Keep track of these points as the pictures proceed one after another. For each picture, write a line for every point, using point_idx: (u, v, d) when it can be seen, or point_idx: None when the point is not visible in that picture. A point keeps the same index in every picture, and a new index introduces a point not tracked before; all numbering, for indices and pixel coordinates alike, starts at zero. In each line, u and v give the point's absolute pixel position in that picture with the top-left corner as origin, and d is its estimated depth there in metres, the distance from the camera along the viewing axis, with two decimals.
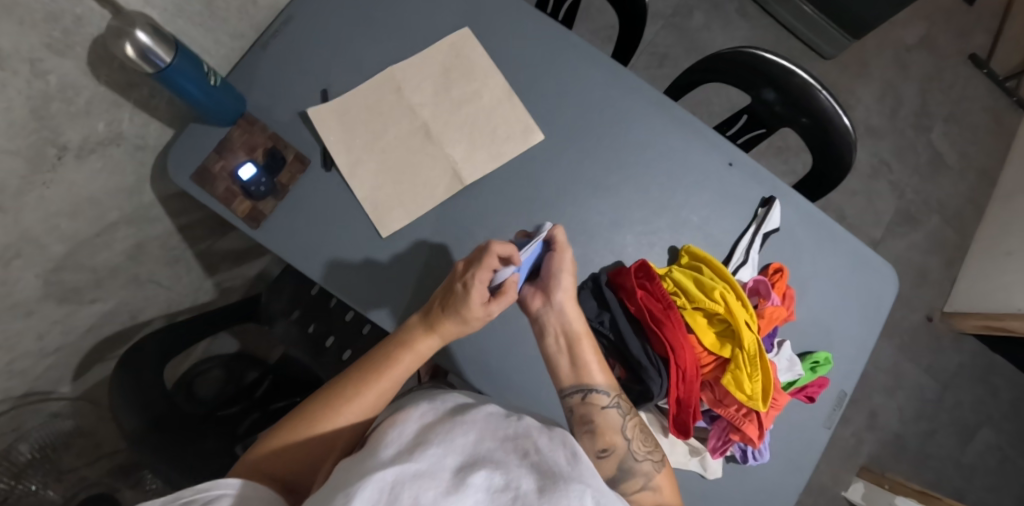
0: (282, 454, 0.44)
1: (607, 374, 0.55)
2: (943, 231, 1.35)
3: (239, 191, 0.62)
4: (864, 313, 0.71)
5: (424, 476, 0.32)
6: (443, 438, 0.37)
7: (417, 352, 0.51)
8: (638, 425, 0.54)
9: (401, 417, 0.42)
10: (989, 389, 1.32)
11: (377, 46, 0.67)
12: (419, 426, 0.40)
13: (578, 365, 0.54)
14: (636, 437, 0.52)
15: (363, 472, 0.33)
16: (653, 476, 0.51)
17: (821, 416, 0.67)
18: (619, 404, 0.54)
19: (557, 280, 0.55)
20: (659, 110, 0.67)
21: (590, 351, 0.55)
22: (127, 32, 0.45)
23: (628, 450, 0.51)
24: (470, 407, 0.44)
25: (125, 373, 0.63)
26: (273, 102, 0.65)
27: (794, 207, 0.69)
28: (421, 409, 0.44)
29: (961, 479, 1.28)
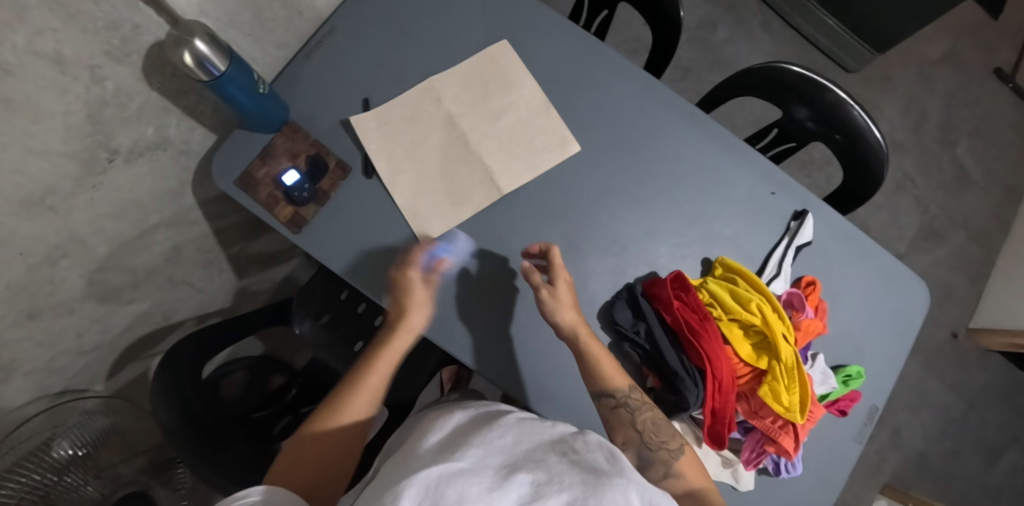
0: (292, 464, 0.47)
1: (619, 374, 0.55)
2: (969, 248, 1.34)
3: (281, 197, 0.64)
4: (895, 328, 0.70)
5: (468, 473, 0.32)
6: (484, 437, 0.38)
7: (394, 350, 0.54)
8: (651, 417, 0.54)
9: (440, 417, 0.44)
10: (1014, 409, 1.30)
11: (415, 57, 0.69)
12: (458, 427, 0.41)
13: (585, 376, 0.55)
14: (647, 430, 0.53)
15: (408, 471, 0.33)
16: (672, 464, 0.51)
17: (851, 430, 0.67)
18: (629, 400, 0.54)
19: (544, 310, 0.57)
20: (694, 124, 0.68)
21: (595, 361, 0.55)
22: (185, 41, 0.47)
23: (641, 442, 0.52)
24: (508, 410, 0.45)
25: (162, 374, 0.64)
26: (316, 111, 0.67)
27: (826, 221, 0.69)
28: (458, 415, 0.44)
29: (987, 500, 1.26)
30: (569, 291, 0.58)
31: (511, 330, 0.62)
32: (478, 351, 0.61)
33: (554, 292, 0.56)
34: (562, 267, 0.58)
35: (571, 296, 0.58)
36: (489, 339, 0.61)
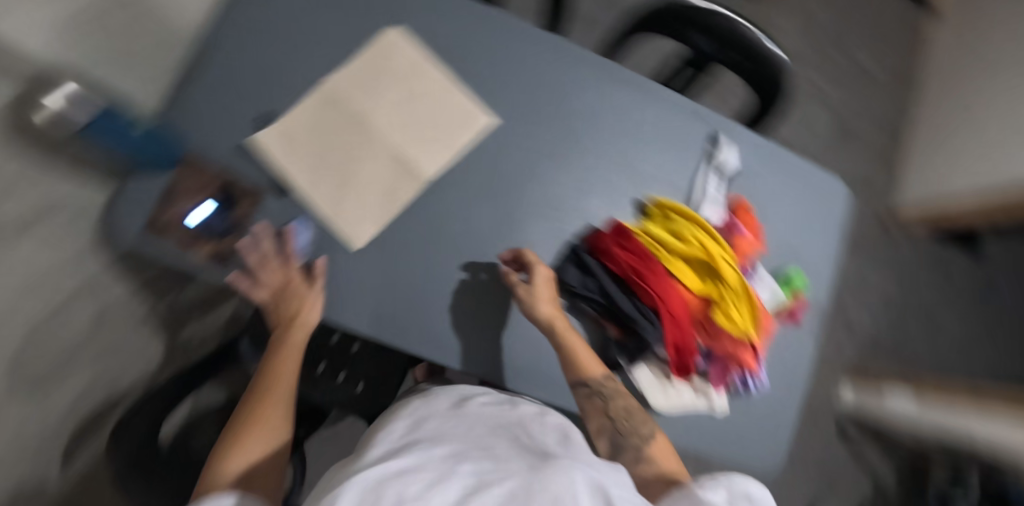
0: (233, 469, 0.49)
1: (596, 363, 0.57)
2: (878, 140, 1.43)
3: (197, 236, 0.60)
4: (821, 225, 0.75)
5: (408, 473, 0.32)
6: (428, 442, 0.38)
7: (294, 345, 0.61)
8: (622, 403, 0.56)
9: (386, 426, 0.44)
10: (944, 277, 1.42)
11: (303, 63, 0.65)
12: (406, 432, 0.41)
13: (565, 367, 0.56)
14: (620, 417, 0.55)
15: (347, 478, 0.33)
16: (645, 447, 0.53)
17: (803, 331, 0.71)
18: (602, 388, 0.56)
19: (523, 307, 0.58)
20: (600, 72, 0.68)
21: (577, 351, 0.56)
22: None
23: (614, 427, 0.55)
24: (456, 414, 0.46)
25: (118, 453, 0.58)
26: (211, 139, 0.63)
27: (740, 140, 0.71)
28: (409, 419, 0.45)
29: (936, 362, 1.38)
30: (550, 287, 0.59)
31: (466, 316, 0.62)
32: (436, 346, 0.60)
33: (537, 291, 0.58)
34: (537, 264, 0.60)
35: (552, 291, 0.59)
36: (446, 331, 0.61)
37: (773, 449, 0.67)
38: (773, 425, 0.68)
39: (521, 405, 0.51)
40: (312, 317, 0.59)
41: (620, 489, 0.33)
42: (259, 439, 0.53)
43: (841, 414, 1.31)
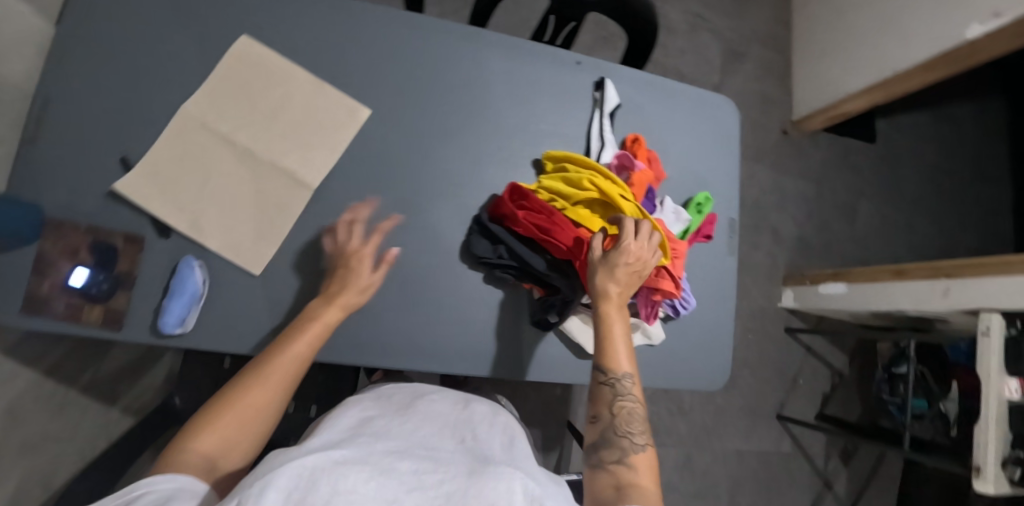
0: (203, 447, 0.42)
1: (629, 360, 0.52)
2: (767, 56, 1.50)
3: (81, 301, 0.56)
4: (720, 145, 0.77)
5: (350, 461, 0.32)
6: (374, 438, 0.37)
7: (323, 324, 0.53)
8: (632, 407, 0.49)
9: (334, 417, 0.43)
10: (853, 170, 1.51)
11: (156, 94, 0.61)
12: (352, 425, 0.41)
13: (604, 347, 0.52)
14: (620, 417, 0.49)
15: (290, 458, 0.32)
16: (629, 454, 0.46)
17: (721, 247, 0.74)
18: (617, 383, 0.50)
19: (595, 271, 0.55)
20: (471, 40, 0.67)
21: (619, 338, 0.52)
22: None
23: (609, 423, 0.48)
24: (404, 411, 0.46)
25: None
26: (73, 197, 0.58)
27: (625, 79, 0.72)
28: (353, 408, 0.45)
29: (861, 249, 1.48)
30: (632, 268, 0.55)
31: (392, 311, 0.60)
32: (368, 349, 0.59)
33: (618, 259, 0.54)
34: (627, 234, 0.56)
35: (630, 272, 0.55)
36: (375, 332, 0.60)
37: (713, 360, 0.72)
38: (710, 339, 0.72)
39: (474, 405, 0.53)
40: (354, 299, 0.55)
41: (551, 499, 0.35)
42: (248, 418, 0.45)
43: (786, 317, 1.40)
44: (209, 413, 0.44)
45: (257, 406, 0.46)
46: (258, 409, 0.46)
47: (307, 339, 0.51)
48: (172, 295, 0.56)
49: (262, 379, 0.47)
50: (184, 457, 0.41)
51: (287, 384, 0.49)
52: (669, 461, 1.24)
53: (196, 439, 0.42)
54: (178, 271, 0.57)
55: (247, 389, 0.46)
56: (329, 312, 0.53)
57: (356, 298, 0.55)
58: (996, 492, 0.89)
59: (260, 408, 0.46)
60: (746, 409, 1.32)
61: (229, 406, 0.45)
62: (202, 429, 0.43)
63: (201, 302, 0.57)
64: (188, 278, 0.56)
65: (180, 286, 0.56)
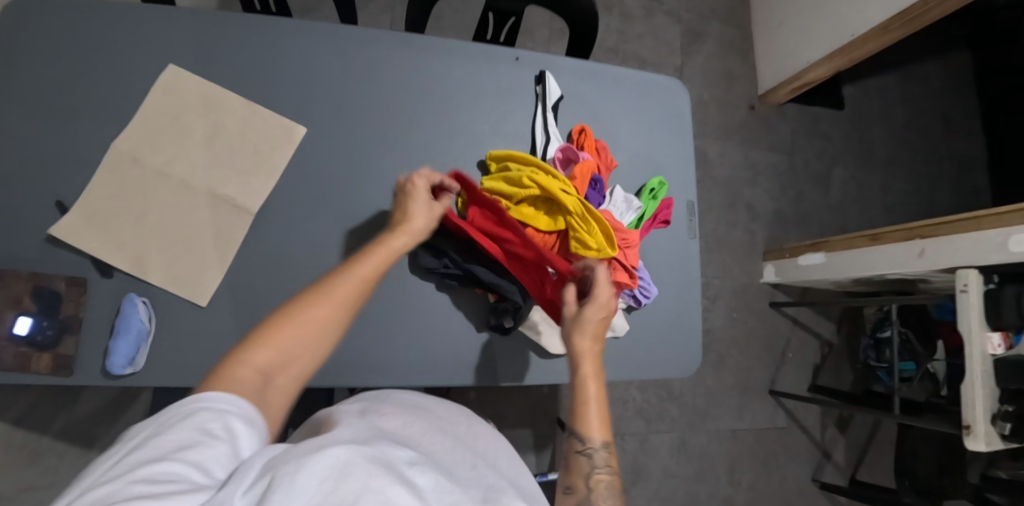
0: (261, 358, 0.39)
1: (605, 428, 0.48)
2: (727, 32, 1.49)
3: (28, 350, 0.55)
4: (670, 128, 0.76)
5: (381, 462, 0.27)
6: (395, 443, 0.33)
7: (390, 249, 0.51)
8: (611, 485, 0.45)
9: (343, 417, 0.38)
10: (823, 138, 1.50)
11: (85, 132, 0.60)
12: (367, 427, 0.36)
13: (579, 410, 0.48)
14: (598, 492, 0.44)
15: (315, 445, 0.27)
16: None
17: (681, 231, 0.74)
18: (592, 451, 0.46)
19: (567, 320, 0.53)
20: (405, 45, 0.66)
21: (597, 397, 0.49)
22: None
23: (588, 498, 0.43)
24: (413, 418, 0.41)
25: None
26: (11, 246, 0.57)
27: (566, 71, 0.71)
28: (361, 413, 0.40)
29: (839, 217, 1.48)
30: (598, 318, 0.53)
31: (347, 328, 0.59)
32: (327, 371, 0.58)
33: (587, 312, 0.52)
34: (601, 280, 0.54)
35: (599, 324, 0.53)
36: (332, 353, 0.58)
37: (682, 345, 0.72)
38: (678, 324, 0.72)
39: (476, 427, 0.47)
40: (418, 228, 0.54)
41: None
42: (306, 337, 0.43)
43: (770, 292, 1.39)
44: (268, 326, 0.42)
45: (314, 325, 0.43)
46: (316, 331, 0.43)
47: (373, 263, 0.49)
48: (116, 334, 0.55)
49: (325, 295, 0.45)
50: (240, 368, 0.38)
51: (349, 309, 0.46)
52: (663, 447, 1.24)
53: (254, 350, 0.40)
54: (123, 309, 0.56)
55: (307, 306, 0.44)
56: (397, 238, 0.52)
57: (421, 227, 0.54)
58: (988, 449, 0.88)
59: (319, 327, 0.43)
60: (737, 387, 1.32)
61: (290, 319, 0.42)
62: (260, 342, 0.40)
63: (150, 339, 0.57)
64: (132, 315, 0.56)
65: (124, 323, 0.55)
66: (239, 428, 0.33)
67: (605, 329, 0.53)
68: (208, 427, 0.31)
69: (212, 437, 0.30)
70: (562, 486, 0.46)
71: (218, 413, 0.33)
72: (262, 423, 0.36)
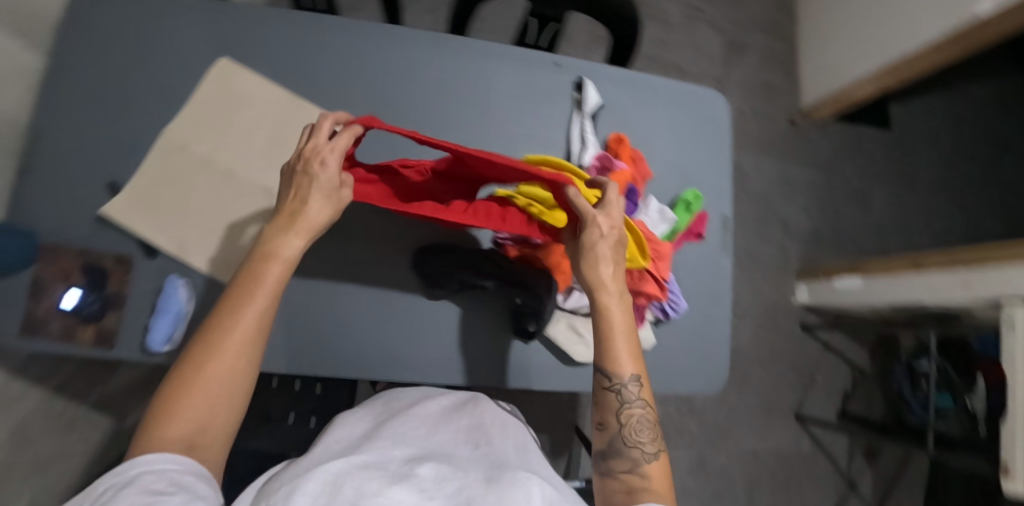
0: (172, 433, 0.38)
1: (633, 360, 0.49)
2: (769, 44, 1.45)
3: (75, 322, 0.58)
4: (708, 139, 0.74)
5: (370, 468, 0.37)
6: (387, 443, 0.42)
7: (282, 261, 0.45)
8: (639, 415, 0.48)
9: (343, 425, 0.48)
10: (866, 156, 1.45)
11: (138, 119, 0.62)
12: (365, 433, 0.46)
13: (605, 348, 0.49)
14: (629, 425, 0.48)
15: (314, 465, 0.37)
16: (641, 465, 0.47)
17: (713, 245, 0.72)
18: (622, 390, 0.48)
19: (581, 253, 0.52)
20: (445, 46, 0.66)
21: (619, 330, 0.50)
22: None
23: (619, 433, 0.48)
24: (407, 413, 0.50)
25: None
26: (66, 223, 0.60)
27: (604, 78, 0.70)
28: (365, 416, 0.50)
29: (878, 239, 1.42)
30: (612, 244, 0.52)
31: (372, 322, 0.59)
32: (352, 363, 0.58)
33: (595, 244, 0.51)
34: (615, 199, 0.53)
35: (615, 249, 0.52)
36: (357, 346, 0.59)
37: (708, 362, 0.70)
38: (706, 339, 0.70)
39: (481, 406, 0.55)
40: (318, 222, 0.47)
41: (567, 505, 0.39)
42: (212, 396, 0.40)
43: (801, 313, 1.35)
44: (169, 394, 0.40)
45: (217, 381, 0.40)
46: (221, 385, 0.41)
47: (264, 286, 0.44)
48: (157, 312, 0.57)
49: (218, 344, 0.41)
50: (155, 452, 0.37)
51: (255, 344, 0.43)
52: (682, 463, 1.21)
53: (159, 431, 0.38)
54: (165, 288, 0.58)
55: (202, 363, 0.40)
56: (289, 245, 0.46)
57: (316, 223, 0.47)
58: None
59: (225, 381, 0.41)
60: (761, 408, 1.28)
61: (186, 385, 0.40)
62: (165, 420, 0.38)
63: (186, 320, 0.58)
64: (173, 296, 0.58)
65: (165, 303, 0.57)
66: (191, 477, 0.36)
67: (619, 251, 0.52)
68: (148, 485, 0.34)
69: (170, 490, 0.34)
70: (594, 420, 0.50)
71: (160, 474, 0.35)
72: (206, 479, 0.38)
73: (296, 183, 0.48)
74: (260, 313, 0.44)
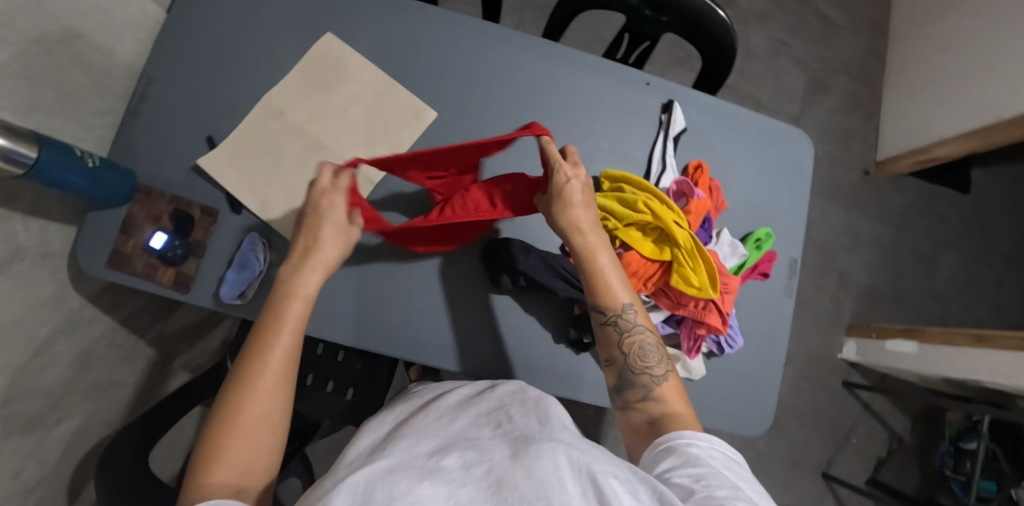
0: (223, 474, 0.38)
1: (624, 290, 0.52)
2: (853, 88, 1.41)
3: (158, 262, 0.61)
4: (788, 180, 0.72)
5: (396, 469, 0.35)
6: (412, 439, 0.41)
7: (303, 297, 0.48)
8: (642, 341, 0.51)
9: (369, 428, 0.47)
10: (938, 218, 1.38)
11: (243, 81, 0.65)
12: (388, 434, 0.44)
13: (600, 290, 0.52)
14: (634, 354, 0.51)
15: (342, 477, 0.36)
16: (654, 388, 0.49)
17: (778, 287, 0.70)
18: (619, 320, 0.51)
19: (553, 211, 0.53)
20: (541, 52, 0.67)
21: (607, 270, 0.52)
22: None
23: (626, 363, 0.51)
24: (428, 406, 0.48)
25: (107, 466, 0.58)
26: (163, 169, 0.63)
27: (693, 104, 0.70)
28: (390, 417, 0.49)
29: (939, 306, 1.35)
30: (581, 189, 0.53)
31: (433, 309, 0.61)
32: (407, 347, 0.60)
33: (564, 188, 0.52)
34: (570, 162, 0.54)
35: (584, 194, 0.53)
36: (417, 329, 0.60)
37: (756, 404, 0.68)
38: (756, 381, 0.68)
39: (500, 385, 0.49)
40: (332, 258, 0.51)
41: (600, 464, 0.35)
42: (256, 433, 0.41)
43: (845, 370, 1.30)
44: (213, 440, 0.40)
45: (258, 419, 0.42)
46: (263, 422, 0.42)
47: (293, 318, 0.47)
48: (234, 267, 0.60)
49: (258, 379, 0.43)
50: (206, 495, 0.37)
51: (288, 374, 0.45)
52: None
53: (207, 475, 0.38)
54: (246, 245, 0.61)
55: (240, 404, 0.42)
56: (308, 280, 0.49)
57: (330, 260, 0.50)
58: None
59: (266, 417, 0.42)
60: (787, 460, 1.23)
61: (230, 429, 0.40)
62: (210, 463, 0.39)
63: (259, 279, 0.61)
64: (248, 254, 0.60)
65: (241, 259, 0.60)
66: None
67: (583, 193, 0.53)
68: None
69: None
70: (603, 359, 0.53)
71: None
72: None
73: (310, 222, 0.51)
74: (291, 348, 0.46)
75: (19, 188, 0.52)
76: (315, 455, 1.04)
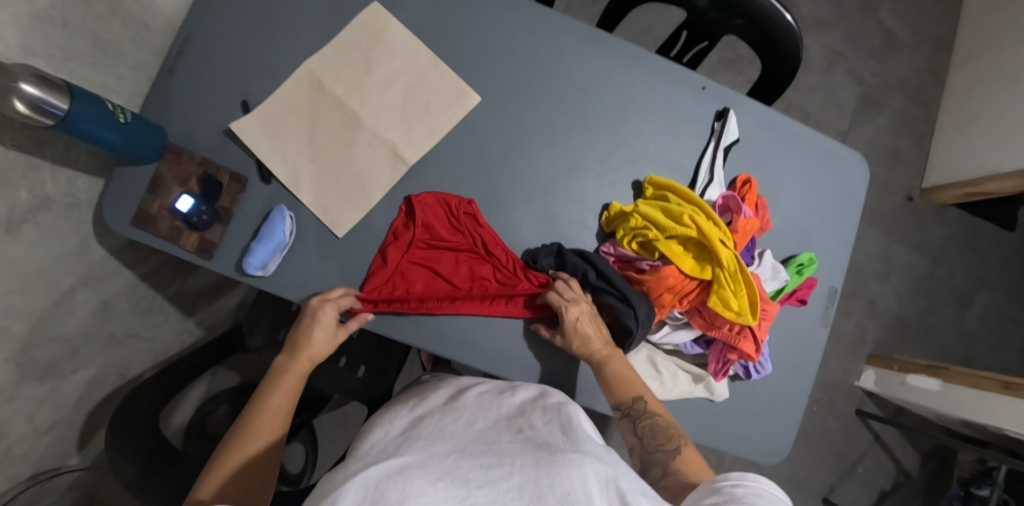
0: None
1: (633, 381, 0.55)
2: (907, 110, 1.34)
3: (183, 225, 0.59)
4: (839, 204, 0.69)
5: (410, 468, 0.34)
6: (427, 439, 0.39)
7: (297, 373, 0.54)
8: (651, 422, 0.52)
9: (383, 423, 0.45)
10: (978, 254, 1.33)
11: (284, 46, 0.62)
12: (402, 431, 0.42)
13: (610, 385, 0.54)
14: (647, 435, 0.52)
15: (353, 473, 0.35)
16: (670, 462, 0.49)
17: (814, 315, 0.67)
18: (633, 410, 0.53)
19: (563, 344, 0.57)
20: (595, 44, 0.64)
21: (615, 367, 0.55)
22: (8, 88, 0.38)
23: (641, 446, 0.51)
24: (444, 403, 0.46)
25: (118, 420, 0.58)
26: (194, 129, 0.61)
27: (749, 114, 0.66)
28: (405, 411, 0.47)
29: (966, 345, 1.31)
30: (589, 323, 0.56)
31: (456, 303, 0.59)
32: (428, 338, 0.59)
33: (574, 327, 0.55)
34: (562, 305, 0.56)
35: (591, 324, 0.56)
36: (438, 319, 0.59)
37: (777, 433, 0.66)
38: (779, 410, 0.66)
39: (518, 390, 0.47)
40: (322, 348, 0.55)
41: (627, 480, 0.33)
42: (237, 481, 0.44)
43: (860, 398, 1.27)
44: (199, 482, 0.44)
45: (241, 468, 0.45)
46: (246, 471, 0.45)
47: (285, 388, 0.52)
48: (258, 240, 0.57)
49: (245, 433, 0.47)
50: None
51: (274, 431, 0.49)
52: None
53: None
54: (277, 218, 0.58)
55: (236, 451, 0.46)
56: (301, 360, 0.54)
57: (323, 347, 0.55)
58: None
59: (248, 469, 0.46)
60: (789, 481, 1.22)
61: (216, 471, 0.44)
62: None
63: (284, 252, 0.59)
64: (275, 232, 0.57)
65: (268, 233, 0.57)
66: None
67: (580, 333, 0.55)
68: None
69: None
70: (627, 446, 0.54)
71: None
72: None
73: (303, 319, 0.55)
74: (280, 410, 0.51)
75: (48, 137, 0.51)
76: (321, 425, 1.05)
